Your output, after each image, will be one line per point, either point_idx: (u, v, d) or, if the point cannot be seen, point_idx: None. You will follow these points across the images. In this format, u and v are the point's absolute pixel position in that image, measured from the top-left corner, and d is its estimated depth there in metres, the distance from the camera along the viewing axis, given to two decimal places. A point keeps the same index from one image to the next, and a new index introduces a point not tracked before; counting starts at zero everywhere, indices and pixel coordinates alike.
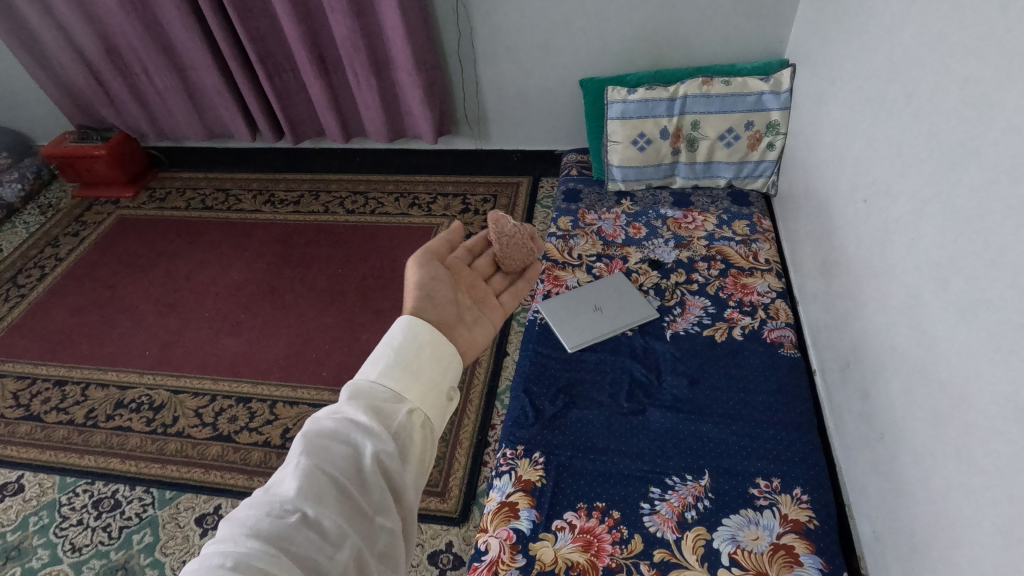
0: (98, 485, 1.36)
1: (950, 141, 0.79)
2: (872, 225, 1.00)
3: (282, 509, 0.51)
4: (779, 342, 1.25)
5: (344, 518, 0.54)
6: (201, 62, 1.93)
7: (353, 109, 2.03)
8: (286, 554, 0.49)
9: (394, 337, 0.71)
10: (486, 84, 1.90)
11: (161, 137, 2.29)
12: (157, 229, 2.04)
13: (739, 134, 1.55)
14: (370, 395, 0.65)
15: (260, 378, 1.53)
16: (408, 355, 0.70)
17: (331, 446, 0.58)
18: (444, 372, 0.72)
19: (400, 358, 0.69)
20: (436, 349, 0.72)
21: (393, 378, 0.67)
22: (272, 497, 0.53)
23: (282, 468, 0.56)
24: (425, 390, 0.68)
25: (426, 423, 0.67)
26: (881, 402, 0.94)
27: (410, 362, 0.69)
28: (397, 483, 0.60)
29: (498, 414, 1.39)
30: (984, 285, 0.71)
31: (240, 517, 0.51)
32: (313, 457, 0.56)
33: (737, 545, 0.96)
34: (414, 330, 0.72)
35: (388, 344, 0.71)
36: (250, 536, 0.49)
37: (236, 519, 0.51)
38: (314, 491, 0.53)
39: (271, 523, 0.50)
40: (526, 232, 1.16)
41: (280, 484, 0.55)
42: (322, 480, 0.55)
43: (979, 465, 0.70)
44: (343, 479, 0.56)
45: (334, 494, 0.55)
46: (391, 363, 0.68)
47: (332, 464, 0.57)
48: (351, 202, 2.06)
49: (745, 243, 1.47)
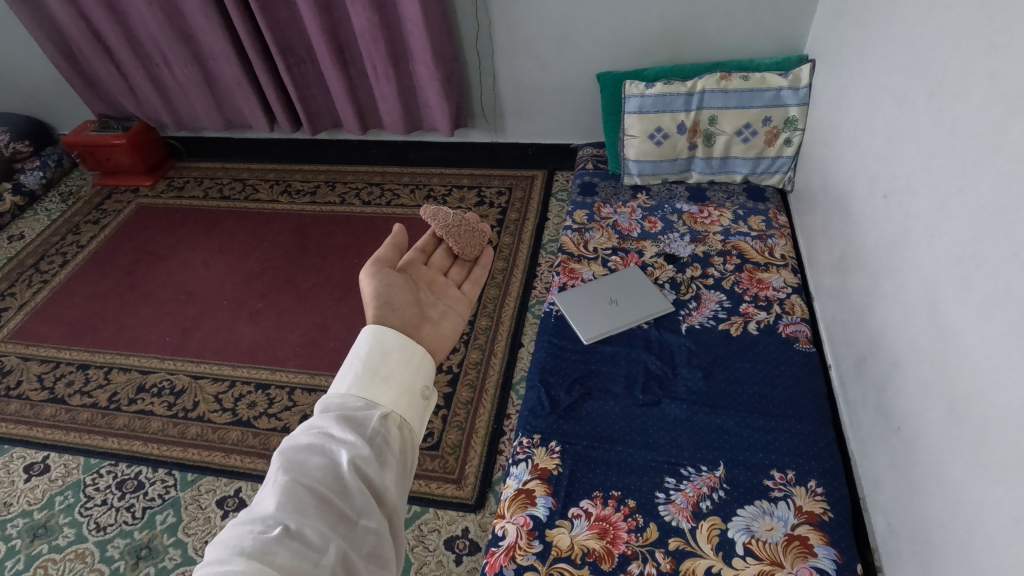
0: (121, 467, 1.39)
1: (973, 137, 0.79)
2: (892, 221, 1.00)
3: (264, 524, 0.52)
4: (794, 337, 1.26)
5: (327, 524, 0.55)
6: (221, 53, 1.95)
7: (370, 101, 2.05)
8: (271, 564, 0.50)
9: (360, 346, 0.72)
10: (503, 77, 1.91)
11: (179, 126, 2.32)
12: (175, 218, 2.07)
13: (756, 129, 1.56)
14: (343, 406, 0.66)
15: (279, 365, 1.55)
16: (376, 363, 0.70)
17: (306, 460, 0.60)
18: (417, 371, 0.73)
19: (371, 367, 0.70)
20: (405, 352, 0.73)
21: (363, 387, 0.68)
22: (252, 515, 0.54)
23: (261, 488, 0.57)
24: (398, 393, 0.70)
25: (402, 425, 0.69)
26: (898, 396, 0.95)
27: (379, 368, 0.70)
28: (377, 487, 0.62)
29: (513, 404, 1.40)
30: (1006, 280, 0.72)
31: (224, 538, 0.52)
32: (290, 472, 0.57)
33: (752, 535, 0.98)
34: (377, 336, 0.73)
35: (355, 354, 0.71)
36: (235, 553, 0.50)
37: (221, 540, 0.52)
38: (293, 503, 0.55)
39: (253, 538, 0.51)
40: (471, 219, 1.14)
41: (261, 503, 0.56)
42: (300, 493, 0.56)
43: (996, 459, 0.71)
44: (322, 489, 0.58)
45: (314, 503, 0.56)
46: (360, 372, 0.69)
47: (309, 477, 0.58)
48: (366, 193, 2.07)
49: (761, 238, 1.48)
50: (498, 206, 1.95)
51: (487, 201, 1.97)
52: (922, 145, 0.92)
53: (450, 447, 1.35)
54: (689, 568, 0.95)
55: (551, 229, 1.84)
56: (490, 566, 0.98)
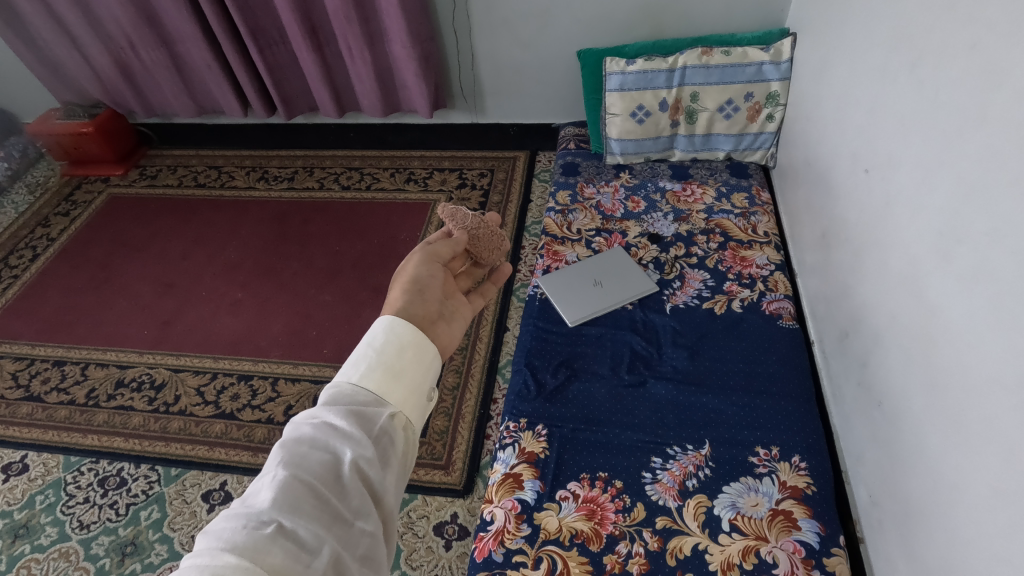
0: (103, 464, 1.36)
1: (955, 109, 0.79)
2: (874, 196, 1.00)
3: (258, 520, 0.48)
4: (778, 314, 1.26)
5: (322, 525, 0.51)
6: (189, 35, 1.88)
7: (346, 83, 1.99)
8: (260, 565, 0.45)
9: (374, 334, 0.65)
10: (482, 56, 1.87)
11: (150, 114, 2.25)
12: (149, 209, 2.01)
13: (739, 105, 1.54)
14: (351, 399, 0.60)
15: (261, 356, 1.53)
16: (390, 356, 0.64)
17: (308, 453, 0.55)
18: (427, 371, 0.67)
19: (384, 360, 0.64)
20: (420, 350, 0.67)
21: (374, 378, 0.62)
22: (245, 509, 0.49)
23: (258, 479, 0.52)
24: (407, 391, 0.64)
25: (409, 426, 0.63)
26: (880, 371, 0.95)
27: (393, 363, 0.64)
28: (378, 489, 0.57)
29: (500, 388, 1.40)
30: (986, 254, 0.71)
31: (215, 530, 0.48)
32: (289, 466, 0.53)
33: (737, 512, 0.99)
34: (395, 326, 0.66)
35: (369, 342, 0.64)
36: (224, 549, 0.45)
37: (211, 532, 0.47)
38: (289, 500, 0.50)
39: (246, 534, 0.47)
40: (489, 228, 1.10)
41: (256, 495, 0.51)
42: (298, 489, 0.51)
43: (976, 430, 0.71)
44: (321, 487, 0.53)
45: (311, 502, 0.51)
46: (372, 364, 0.63)
47: (308, 471, 0.53)
48: (345, 177, 2.03)
49: (744, 215, 1.47)
50: (480, 188, 1.92)
51: (469, 184, 1.95)
52: (904, 117, 0.91)
53: (437, 433, 1.34)
54: (676, 547, 0.96)
55: (535, 211, 1.82)
56: (478, 551, 0.98)
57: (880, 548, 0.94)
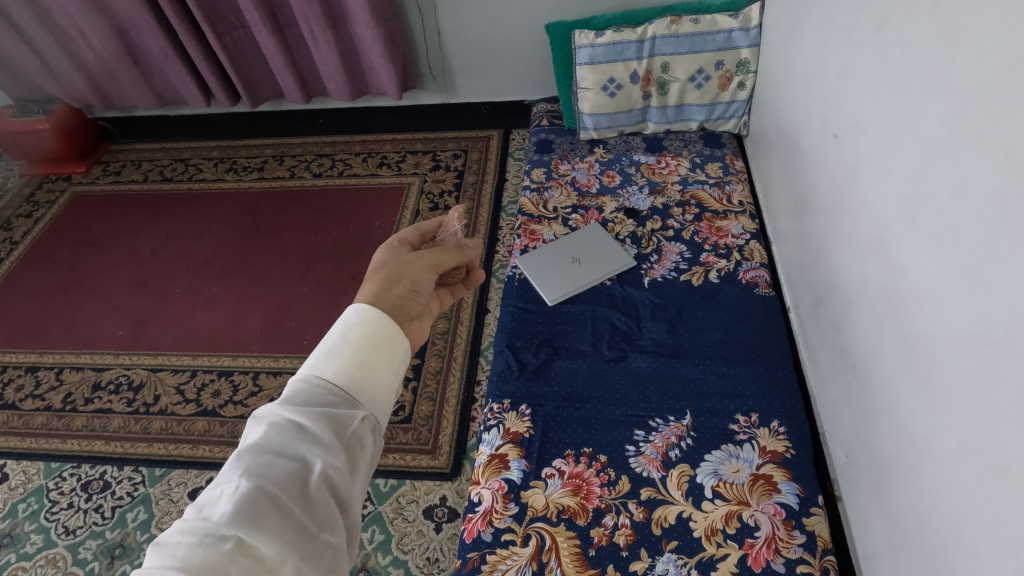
0: (85, 468, 1.34)
1: (918, 71, 0.79)
2: (842, 160, 1.00)
3: (216, 534, 0.46)
4: (754, 283, 1.27)
5: (285, 539, 0.49)
6: (142, 23, 1.82)
7: (311, 66, 1.94)
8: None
9: (347, 328, 0.65)
10: (449, 33, 1.83)
11: (109, 107, 2.18)
12: (115, 206, 1.95)
13: (710, 74, 1.53)
14: (321, 398, 0.60)
15: (240, 351, 1.51)
16: (363, 352, 0.64)
17: (274, 460, 0.53)
18: (400, 368, 0.67)
19: (355, 358, 0.63)
20: (394, 346, 0.66)
21: (344, 376, 0.62)
22: (202, 520, 0.47)
23: (219, 487, 0.50)
24: (380, 389, 0.64)
25: (380, 426, 0.63)
26: (852, 334, 0.97)
27: (368, 362, 0.63)
28: (345, 498, 0.56)
29: (483, 370, 1.40)
30: (950, 212, 0.72)
31: (168, 545, 0.46)
32: (252, 476, 0.51)
33: (720, 478, 1.01)
34: (370, 319, 0.65)
35: (343, 339, 0.64)
36: (178, 569, 0.44)
37: (165, 545, 0.46)
38: (251, 513, 0.48)
39: (203, 551, 0.45)
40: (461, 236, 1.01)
41: (214, 505, 0.49)
42: (262, 500, 0.50)
43: (943, 388, 0.73)
44: (287, 498, 0.51)
45: (275, 514, 0.49)
46: (342, 362, 0.62)
47: (274, 481, 0.52)
48: (317, 164, 1.98)
49: (719, 185, 1.47)
50: (454, 170, 1.90)
51: (442, 165, 1.91)
52: (870, 81, 0.91)
53: (422, 418, 1.35)
54: (661, 516, 0.98)
55: (511, 190, 1.80)
56: (468, 532, 0.99)
57: (857, 505, 0.97)
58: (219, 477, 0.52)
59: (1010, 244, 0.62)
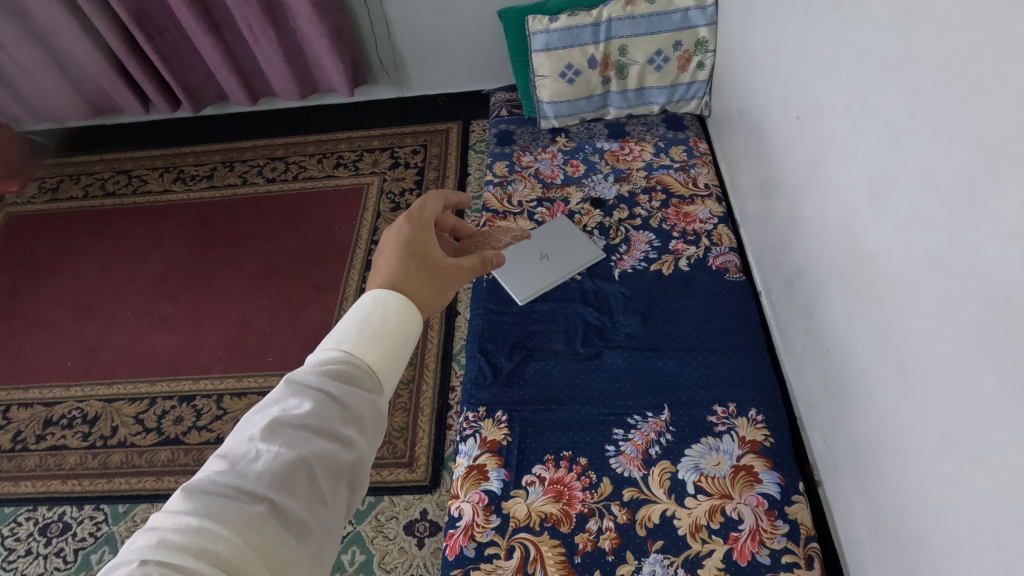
0: (41, 511, 1.27)
1: (879, 52, 0.76)
2: (806, 142, 0.98)
3: (250, 497, 0.42)
4: (724, 268, 1.26)
5: (314, 515, 0.45)
6: (65, 28, 1.70)
7: (255, 66, 1.84)
8: (251, 547, 0.40)
9: (388, 312, 0.56)
10: (397, 24, 1.75)
11: (37, 118, 2.04)
12: (53, 225, 1.83)
13: (668, 55, 1.49)
14: (356, 377, 0.51)
15: (201, 373, 1.44)
16: (400, 341, 0.56)
17: (312, 433, 0.47)
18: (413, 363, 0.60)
19: (390, 345, 0.55)
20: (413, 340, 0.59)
21: (380, 361, 0.54)
22: (237, 480, 0.42)
23: (252, 447, 0.44)
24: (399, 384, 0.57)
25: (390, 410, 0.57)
26: (825, 320, 0.96)
27: (402, 353, 0.56)
28: (360, 477, 0.51)
29: (457, 376, 1.37)
30: (917, 199, 0.70)
31: (198, 495, 0.41)
32: (293, 446, 0.45)
33: (701, 473, 1.00)
34: (412, 314, 0.58)
35: (383, 322, 0.55)
36: (213, 524, 0.39)
37: (195, 494, 0.41)
38: (286, 482, 0.43)
39: (237, 513, 0.40)
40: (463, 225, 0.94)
41: (245, 464, 0.43)
42: (299, 472, 0.44)
43: (918, 376, 0.72)
44: (321, 474, 0.46)
45: (308, 488, 0.45)
46: (379, 344, 0.54)
47: (313, 455, 0.46)
48: (269, 168, 1.89)
49: (684, 169, 1.45)
50: (414, 166, 1.83)
51: (401, 163, 1.84)
52: (830, 62, 0.89)
53: (397, 430, 1.31)
54: (645, 516, 0.97)
55: (474, 185, 1.75)
56: (450, 549, 0.97)
57: (837, 490, 0.97)
58: (249, 432, 0.46)
59: (980, 233, 0.61)
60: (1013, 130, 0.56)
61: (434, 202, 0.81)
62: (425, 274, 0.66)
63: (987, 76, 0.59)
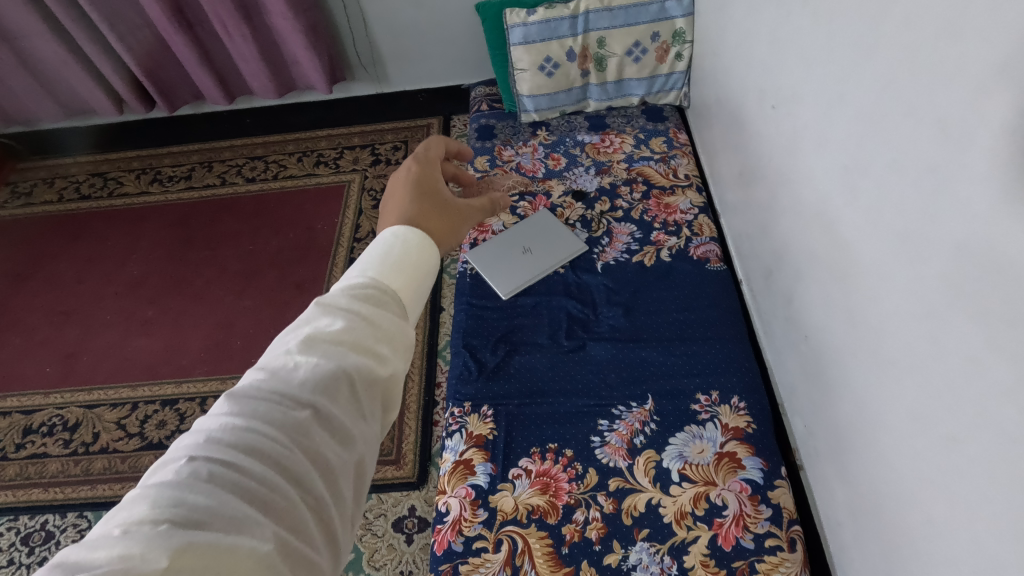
0: (23, 520, 1.25)
1: (849, 40, 0.77)
2: (782, 131, 0.99)
3: (293, 401, 0.41)
4: (705, 258, 1.27)
5: (354, 423, 0.44)
6: (32, 28, 1.66)
7: (230, 64, 1.82)
8: (297, 447, 0.39)
9: (407, 247, 0.57)
10: (374, 20, 1.74)
11: (7, 121, 2.00)
12: (27, 230, 1.79)
13: (646, 47, 1.49)
14: (382, 298, 0.51)
15: (183, 376, 1.43)
16: (415, 274, 0.56)
17: (346, 349, 0.46)
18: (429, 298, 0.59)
19: (409, 278, 0.55)
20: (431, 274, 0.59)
21: (403, 289, 0.54)
22: (276, 389, 0.41)
23: (288, 359, 0.43)
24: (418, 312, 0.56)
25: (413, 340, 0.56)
26: (803, 306, 0.97)
27: (421, 289, 0.56)
28: (392, 400, 0.50)
29: (442, 372, 1.37)
30: (888, 184, 0.71)
31: (239, 401, 0.40)
32: (330, 358, 0.44)
33: (685, 461, 1.01)
34: (431, 251, 0.59)
35: (405, 253, 0.56)
36: (256, 425, 0.38)
37: (236, 399, 0.40)
38: (326, 387, 0.43)
39: (280, 416, 0.39)
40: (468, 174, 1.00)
41: (280, 376, 0.42)
42: (338, 380, 0.44)
43: (891, 359, 0.73)
44: (358, 388, 0.45)
45: (345, 398, 0.44)
46: (401, 274, 0.54)
47: (350, 365, 0.45)
48: (248, 168, 1.87)
49: (664, 160, 1.46)
50: (395, 163, 1.82)
51: (382, 159, 1.83)
52: (802, 51, 0.90)
53: None
54: (631, 505, 0.97)
55: None
56: (438, 544, 0.97)
57: (818, 474, 0.98)
58: (284, 346, 0.44)
59: (948, 217, 0.62)
60: (976, 114, 0.57)
61: (435, 147, 0.84)
62: (437, 211, 0.67)
63: (951, 61, 0.60)
